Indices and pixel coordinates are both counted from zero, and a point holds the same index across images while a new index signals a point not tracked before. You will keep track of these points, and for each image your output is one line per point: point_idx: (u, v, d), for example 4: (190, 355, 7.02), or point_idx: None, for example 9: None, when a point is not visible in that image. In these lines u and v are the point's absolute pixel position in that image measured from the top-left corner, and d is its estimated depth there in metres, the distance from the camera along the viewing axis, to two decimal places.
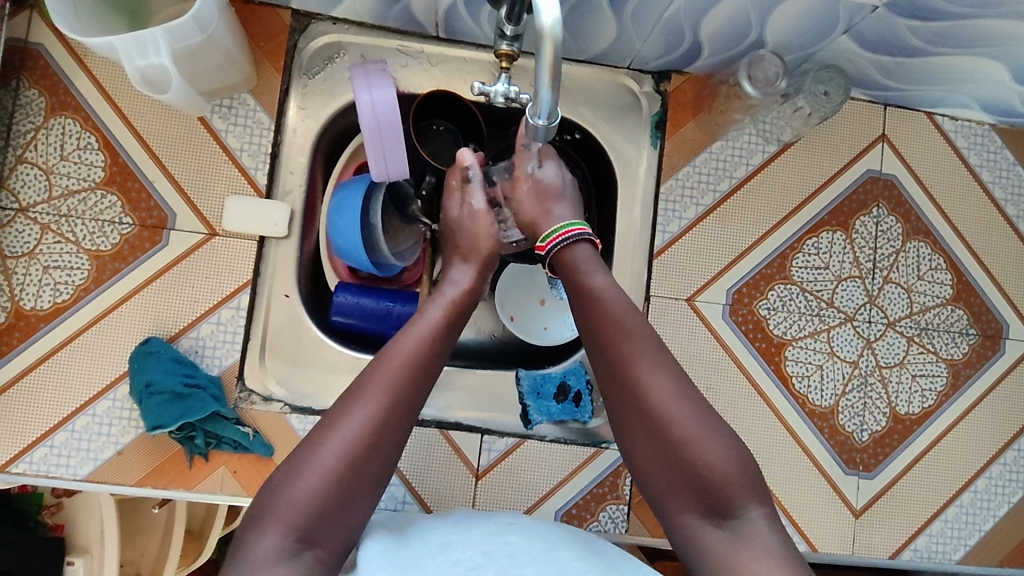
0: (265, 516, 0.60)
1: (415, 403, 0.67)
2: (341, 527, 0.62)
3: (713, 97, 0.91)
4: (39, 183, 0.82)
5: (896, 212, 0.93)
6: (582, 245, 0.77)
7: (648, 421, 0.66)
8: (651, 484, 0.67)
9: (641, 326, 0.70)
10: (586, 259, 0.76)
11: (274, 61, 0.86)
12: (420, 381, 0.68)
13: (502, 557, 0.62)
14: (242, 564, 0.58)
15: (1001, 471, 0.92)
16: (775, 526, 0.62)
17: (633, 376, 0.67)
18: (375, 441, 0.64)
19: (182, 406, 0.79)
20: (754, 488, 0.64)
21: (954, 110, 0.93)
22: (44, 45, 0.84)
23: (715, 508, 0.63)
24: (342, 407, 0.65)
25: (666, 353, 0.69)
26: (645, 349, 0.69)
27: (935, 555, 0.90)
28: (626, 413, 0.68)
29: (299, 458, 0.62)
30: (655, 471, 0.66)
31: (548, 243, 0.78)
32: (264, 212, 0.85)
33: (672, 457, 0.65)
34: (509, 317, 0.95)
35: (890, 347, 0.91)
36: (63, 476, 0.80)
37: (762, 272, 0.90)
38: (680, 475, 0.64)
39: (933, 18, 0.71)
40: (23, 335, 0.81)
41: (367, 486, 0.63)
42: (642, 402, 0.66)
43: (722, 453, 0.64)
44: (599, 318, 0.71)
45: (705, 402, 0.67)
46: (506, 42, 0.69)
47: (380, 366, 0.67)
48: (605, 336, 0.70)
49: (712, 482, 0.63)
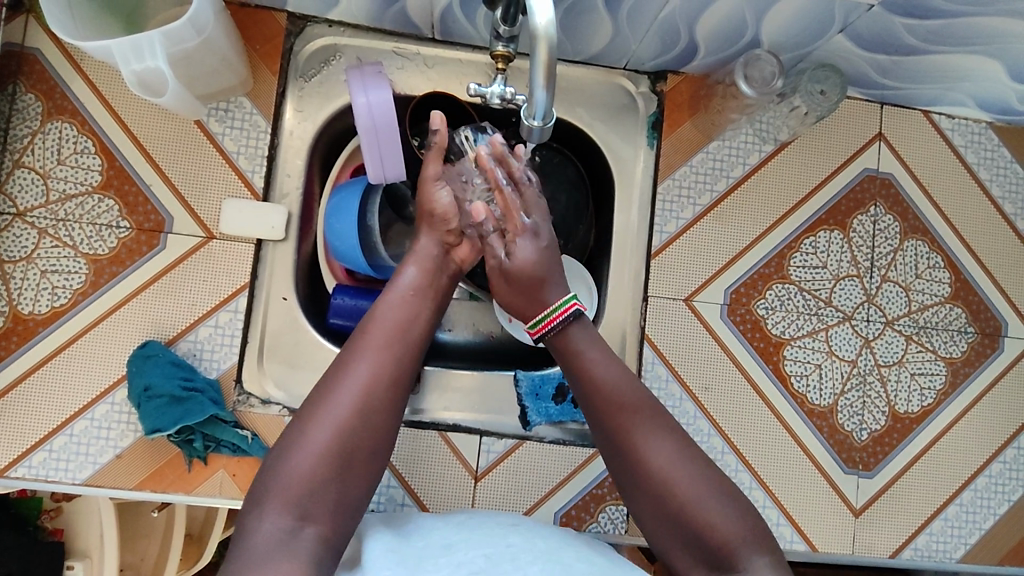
0: (262, 499, 0.61)
1: (397, 388, 0.68)
2: (343, 504, 0.63)
3: (709, 96, 0.91)
4: (36, 187, 0.82)
5: (894, 210, 0.93)
6: (576, 324, 0.74)
7: (651, 487, 0.66)
8: (658, 542, 0.67)
9: (638, 396, 0.70)
10: (583, 334, 0.74)
11: (271, 64, 0.87)
12: (398, 358, 0.69)
13: (505, 560, 0.61)
14: (243, 551, 0.59)
15: (1001, 470, 0.92)
16: (783, 572, 0.62)
17: (632, 448, 0.67)
18: (364, 413, 0.66)
19: (180, 409, 0.79)
20: (758, 538, 0.64)
21: (951, 108, 0.93)
22: (40, 49, 0.84)
23: (719, 565, 0.63)
24: (323, 393, 0.66)
25: (665, 417, 0.69)
26: (644, 415, 0.69)
27: (936, 554, 0.89)
28: (629, 480, 0.68)
29: (290, 440, 0.64)
30: (657, 524, 0.67)
31: (539, 331, 0.76)
32: (261, 213, 0.85)
33: (675, 520, 0.65)
34: (507, 318, 0.93)
35: (889, 345, 0.91)
36: (62, 480, 0.80)
37: (760, 271, 0.90)
38: (685, 537, 0.65)
39: (930, 16, 0.71)
40: (21, 339, 0.81)
41: (364, 460, 0.65)
42: (643, 472, 0.67)
43: (725, 510, 0.64)
44: (595, 397, 0.70)
45: (704, 461, 0.67)
46: (502, 43, 0.69)
47: (361, 342, 0.70)
48: (603, 413, 0.69)
49: (714, 539, 0.63)
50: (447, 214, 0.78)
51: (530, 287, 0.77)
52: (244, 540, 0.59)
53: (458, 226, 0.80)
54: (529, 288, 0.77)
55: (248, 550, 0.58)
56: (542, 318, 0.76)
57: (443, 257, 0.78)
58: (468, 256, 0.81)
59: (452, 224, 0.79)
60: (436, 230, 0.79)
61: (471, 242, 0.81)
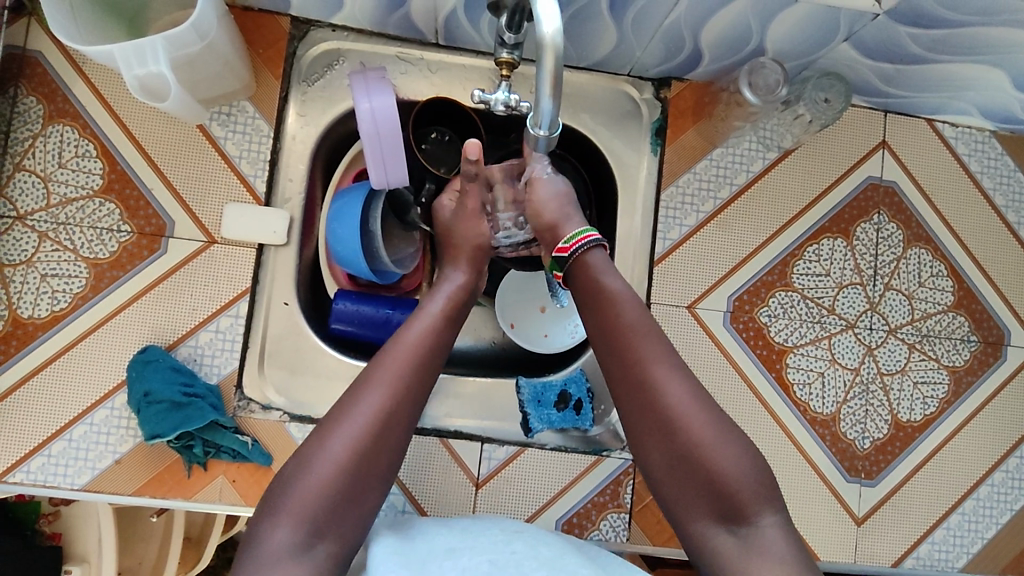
0: (276, 509, 0.62)
1: (421, 395, 0.68)
2: (358, 517, 0.64)
3: (713, 103, 0.91)
4: (37, 190, 0.82)
5: (897, 218, 0.93)
6: (597, 250, 0.76)
7: (664, 429, 0.66)
8: (664, 493, 0.67)
9: (657, 336, 0.70)
10: (604, 270, 0.74)
11: (273, 68, 0.86)
12: (425, 373, 0.69)
13: (509, 566, 0.61)
14: (255, 558, 0.60)
15: (1004, 478, 0.92)
16: (787, 533, 0.62)
17: (649, 387, 0.68)
18: (384, 425, 0.65)
19: (180, 415, 0.78)
20: (769, 496, 0.64)
21: (954, 116, 0.93)
22: (42, 52, 0.83)
23: (729, 516, 0.63)
24: (348, 402, 0.66)
25: (678, 357, 0.70)
26: (659, 353, 0.69)
27: (938, 563, 0.89)
28: (641, 422, 0.68)
29: (309, 452, 0.64)
30: (669, 478, 0.67)
31: (572, 244, 0.76)
32: (264, 218, 0.85)
33: (688, 467, 0.65)
34: (508, 325, 0.94)
35: (892, 354, 0.91)
36: (60, 486, 0.79)
37: (764, 278, 0.90)
38: (695, 486, 0.65)
39: (935, 26, 0.71)
40: (21, 343, 0.80)
41: (376, 471, 0.65)
42: (659, 415, 0.67)
43: (737, 460, 0.64)
44: (616, 332, 0.71)
45: (717, 408, 0.67)
46: (506, 50, 0.68)
47: (382, 362, 0.69)
48: (622, 349, 0.70)
49: (725, 490, 0.64)
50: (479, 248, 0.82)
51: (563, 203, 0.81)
52: (255, 548, 0.60)
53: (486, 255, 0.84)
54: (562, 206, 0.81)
55: (258, 557, 0.60)
56: (572, 236, 0.78)
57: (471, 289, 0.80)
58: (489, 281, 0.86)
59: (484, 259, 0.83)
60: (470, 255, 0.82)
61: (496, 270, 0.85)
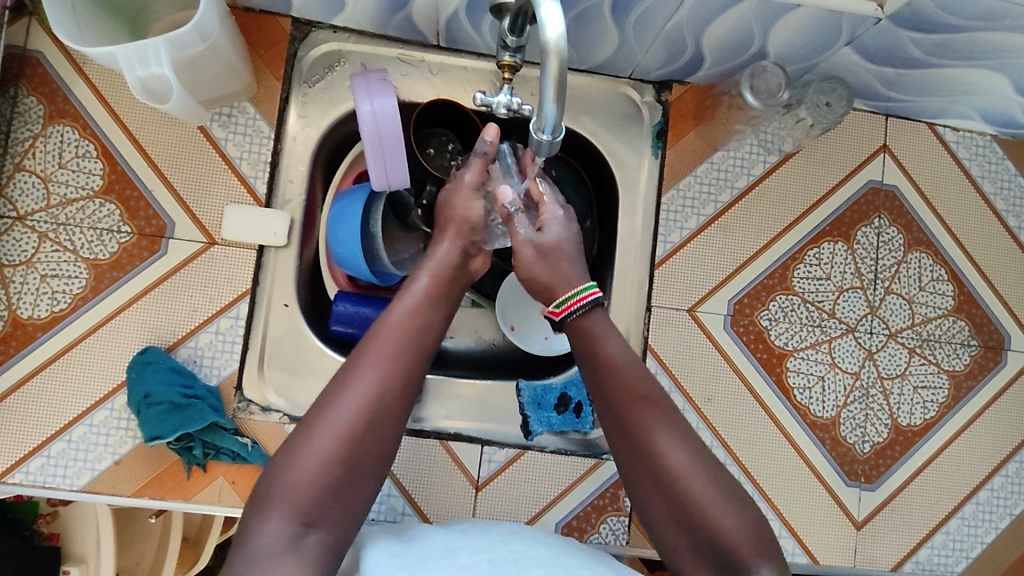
0: (266, 504, 0.61)
1: (410, 376, 0.68)
2: (347, 512, 0.63)
3: (715, 106, 0.91)
4: (37, 191, 0.82)
5: (898, 222, 0.93)
6: (595, 311, 0.74)
7: (663, 486, 0.66)
8: (665, 542, 0.67)
9: (656, 390, 0.70)
10: (605, 326, 0.73)
11: (274, 70, 0.86)
12: (414, 353, 0.70)
13: (508, 564, 0.61)
14: (247, 557, 0.59)
15: (1003, 483, 0.92)
16: None
17: (645, 443, 0.67)
18: (375, 413, 0.65)
19: (180, 416, 0.78)
20: (769, 547, 0.64)
21: (956, 120, 0.93)
22: (43, 52, 0.83)
23: (729, 568, 0.63)
24: (337, 386, 0.66)
25: (679, 415, 0.69)
26: (658, 414, 0.68)
27: (937, 567, 0.89)
28: (639, 473, 0.68)
29: (296, 442, 0.64)
30: (671, 530, 0.66)
31: (563, 310, 0.74)
32: (264, 219, 0.85)
33: (685, 518, 0.65)
34: (508, 326, 0.94)
35: (891, 358, 0.91)
36: (59, 487, 0.79)
37: (764, 282, 0.90)
38: (696, 539, 0.64)
39: (936, 30, 0.71)
40: (20, 343, 0.80)
41: (369, 464, 0.65)
42: (658, 472, 0.66)
43: (734, 513, 0.64)
44: (613, 389, 0.70)
45: (718, 464, 0.67)
46: (508, 53, 0.68)
47: (369, 343, 0.69)
48: (618, 406, 0.69)
49: (725, 544, 0.63)
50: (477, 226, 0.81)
51: (556, 257, 0.79)
52: (244, 545, 0.60)
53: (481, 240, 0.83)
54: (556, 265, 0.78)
55: (252, 554, 0.59)
56: (565, 299, 0.75)
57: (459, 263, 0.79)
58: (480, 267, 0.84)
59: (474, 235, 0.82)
60: (463, 237, 0.80)
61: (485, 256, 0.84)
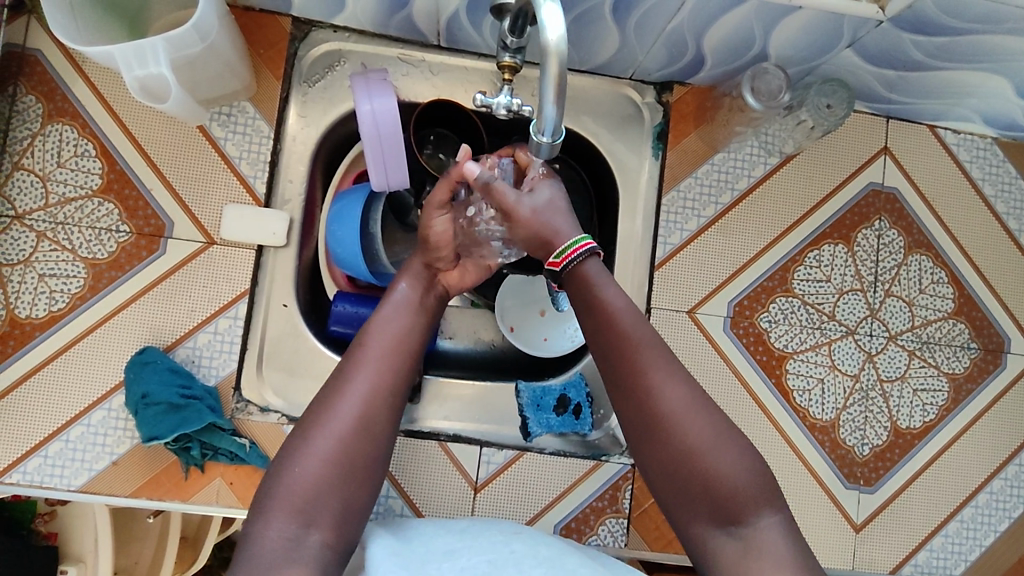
0: (266, 509, 0.61)
1: (399, 382, 0.70)
2: (349, 511, 0.64)
3: (715, 108, 0.91)
4: (36, 190, 0.81)
5: (898, 225, 0.93)
6: (593, 259, 0.73)
7: (661, 435, 0.66)
8: (662, 492, 0.67)
9: (650, 340, 0.69)
10: (600, 273, 0.73)
11: (274, 69, 0.86)
12: (402, 359, 0.72)
13: (508, 565, 0.61)
14: (250, 558, 0.59)
15: (1002, 486, 0.92)
16: (785, 533, 0.62)
17: (642, 393, 0.67)
18: (369, 411, 0.67)
19: (177, 417, 0.78)
20: (768, 497, 0.64)
21: (957, 123, 0.93)
22: (41, 51, 0.83)
23: (727, 519, 0.63)
24: (330, 394, 0.68)
25: (675, 360, 0.69)
26: (655, 359, 0.68)
27: (936, 570, 0.89)
28: (636, 427, 0.68)
29: (292, 449, 0.64)
30: (668, 482, 0.66)
31: (562, 260, 0.73)
32: (262, 219, 0.84)
33: (683, 468, 0.65)
34: (508, 328, 0.94)
35: (891, 360, 0.91)
36: (57, 487, 0.79)
37: (764, 284, 0.90)
38: (693, 488, 0.65)
39: (938, 33, 0.71)
40: (18, 343, 0.80)
41: (367, 465, 0.66)
42: (654, 419, 0.66)
43: (732, 464, 0.64)
44: (610, 341, 0.69)
45: (715, 410, 0.67)
46: (509, 54, 0.68)
47: (358, 353, 0.71)
48: (614, 351, 0.69)
49: (722, 493, 0.64)
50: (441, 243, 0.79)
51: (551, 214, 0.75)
52: (248, 550, 0.60)
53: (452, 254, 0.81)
54: (548, 215, 0.75)
55: (257, 556, 0.59)
56: (564, 248, 0.73)
57: (431, 277, 0.80)
58: (454, 279, 0.82)
59: (445, 253, 0.80)
60: (428, 253, 0.79)
61: (461, 267, 0.83)
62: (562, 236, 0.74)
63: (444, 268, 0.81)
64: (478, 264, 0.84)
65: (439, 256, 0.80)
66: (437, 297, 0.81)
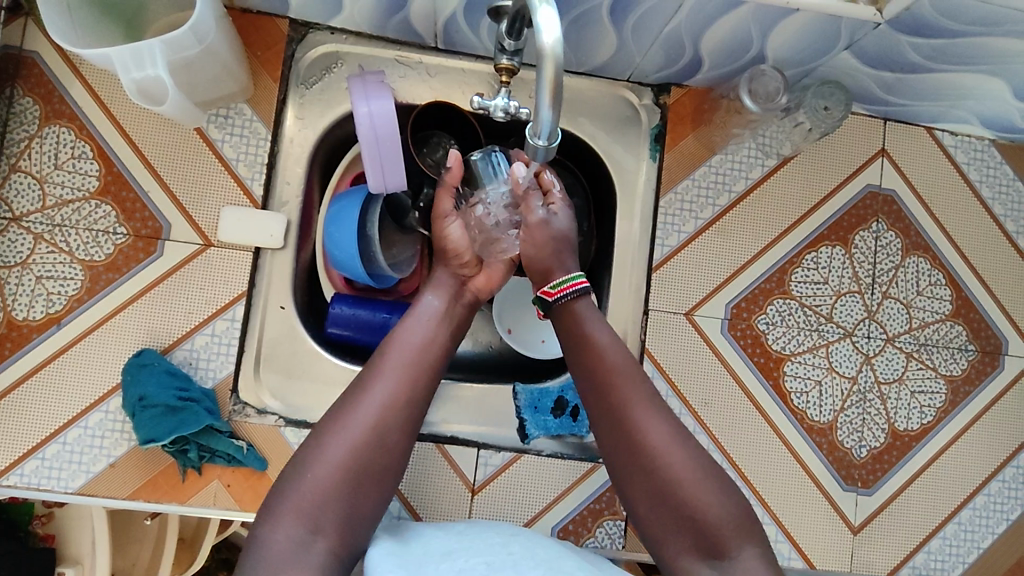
0: (274, 513, 0.61)
1: (419, 395, 0.70)
2: (355, 520, 0.63)
3: (713, 110, 0.91)
4: (33, 192, 0.81)
5: (896, 227, 0.93)
6: (584, 299, 0.76)
7: (648, 467, 0.67)
8: (647, 525, 0.68)
9: (637, 376, 0.72)
10: (589, 311, 0.76)
11: (271, 71, 0.86)
12: (423, 370, 0.72)
13: (505, 567, 0.61)
14: (256, 560, 0.59)
15: (1000, 488, 0.92)
16: (768, 566, 0.64)
17: (629, 424, 0.69)
18: (384, 423, 0.67)
19: (176, 419, 0.78)
20: (750, 531, 0.65)
21: (955, 125, 0.93)
22: (39, 53, 0.83)
23: (711, 552, 0.64)
24: (349, 401, 0.68)
25: (660, 398, 0.71)
26: (641, 395, 0.71)
27: (934, 572, 0.89)
28: (622, 459, 0.69)
29: (306, 454, 0.65)
30: (653, 515, 0.67)
31: (557, 292, 0.77)
32: (260, 221, 0.84)
33: (668, 501, 0.66)
34: (505, 330, 0.95)
35: (890, 363, 0.91)
36: (54, 489, 0.79)
37: (762, 286, 0.90)
38: (679, 520, 0.66)
39: (936, 35, 0.71)
40: (15, 346, 0.80)
41: (378, 478, 0.65)
42: (641, 452, 0.68)
43: (715, 495, 0.66)
44: (597, 371, 0.72)
45: (699, 446, 0.69)
46: (506, 56, 0.68)
47: (379, 362, 0.71)
48: (602, 386, 0.71)
49: (707, 525, 0.65)
50: (459, 249, 0.81)
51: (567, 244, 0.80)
52: (252, 552, 0.60)
53: (473, 258, 0.83)
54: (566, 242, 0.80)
55: (261, 558, 0.59)
56: (559, 282, 0.77)
57: (459, 287, 0.81)
58: (483, 284, 0.84)
59: (466, 258, 0.82)
60: (451, 265, 0.82)
61: (487, 270, 0.84)
62: (560, 270, 0.79)
63: (471, 275, 0.83)
64: (502, 260, 0.85)
65: (462, 263, 0.82)
66: (464, 308, 0.81)
